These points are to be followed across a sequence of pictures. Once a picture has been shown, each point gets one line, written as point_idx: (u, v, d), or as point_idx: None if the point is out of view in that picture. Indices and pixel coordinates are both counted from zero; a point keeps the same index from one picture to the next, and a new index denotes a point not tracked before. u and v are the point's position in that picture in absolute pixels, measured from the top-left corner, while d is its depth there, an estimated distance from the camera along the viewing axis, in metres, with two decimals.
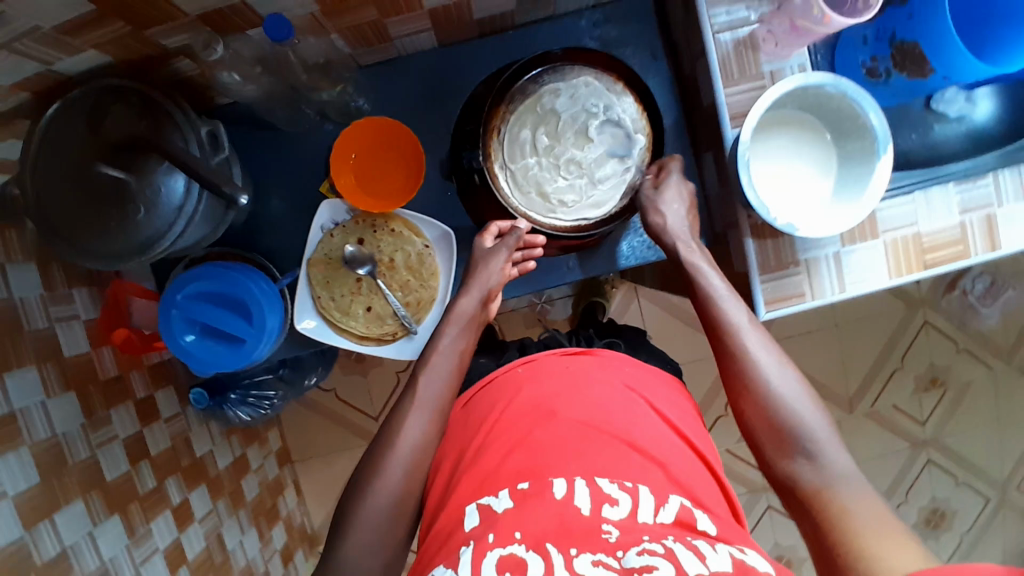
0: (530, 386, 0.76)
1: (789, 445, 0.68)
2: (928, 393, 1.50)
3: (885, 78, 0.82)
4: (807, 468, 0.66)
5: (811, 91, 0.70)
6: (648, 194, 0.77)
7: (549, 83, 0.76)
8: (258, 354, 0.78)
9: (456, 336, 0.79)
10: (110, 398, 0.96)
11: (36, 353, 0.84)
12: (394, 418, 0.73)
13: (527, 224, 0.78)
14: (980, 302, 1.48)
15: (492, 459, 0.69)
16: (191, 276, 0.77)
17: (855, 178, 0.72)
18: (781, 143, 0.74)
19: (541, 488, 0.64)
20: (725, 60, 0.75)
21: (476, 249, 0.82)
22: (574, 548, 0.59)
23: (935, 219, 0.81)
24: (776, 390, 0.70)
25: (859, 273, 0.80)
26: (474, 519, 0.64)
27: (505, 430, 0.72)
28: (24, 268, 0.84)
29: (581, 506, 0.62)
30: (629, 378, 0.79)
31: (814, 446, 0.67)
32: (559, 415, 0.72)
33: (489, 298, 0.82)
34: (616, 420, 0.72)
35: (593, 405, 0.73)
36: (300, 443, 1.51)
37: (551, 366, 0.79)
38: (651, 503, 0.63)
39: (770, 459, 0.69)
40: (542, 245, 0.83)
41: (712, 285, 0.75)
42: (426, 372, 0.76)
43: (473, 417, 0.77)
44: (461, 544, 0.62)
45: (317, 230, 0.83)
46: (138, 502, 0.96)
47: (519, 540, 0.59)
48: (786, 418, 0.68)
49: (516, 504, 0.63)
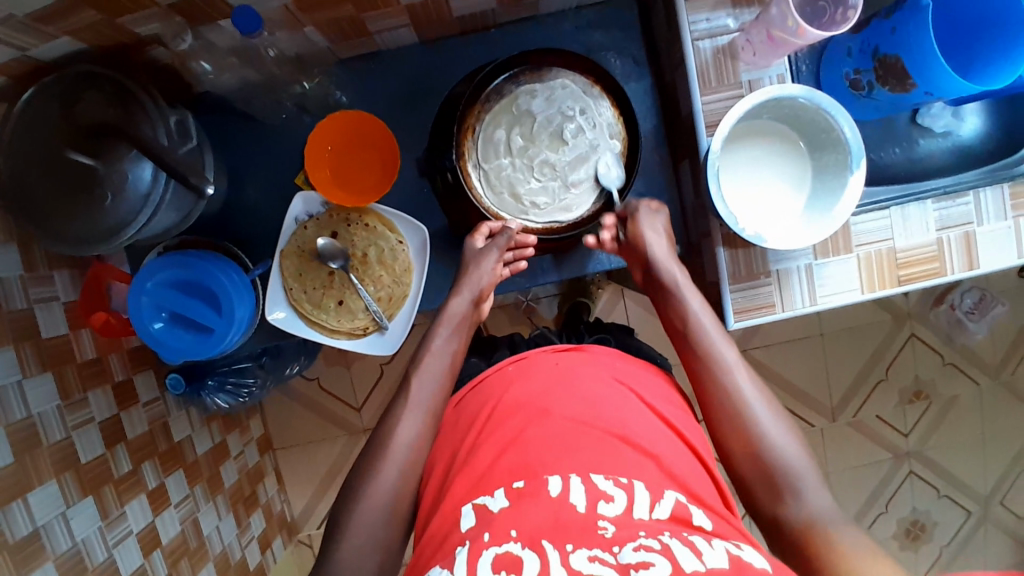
0: (522, 383, 0.77)
1: (777, 485, 0.65)
2: (913, 406, 1.49)
3: (868, 91, 0.81)
4: (793, 508, 0.64)
5: (785, 104, 0.70)
6: (648, 211, 0.79)
7: (526, 84, 0.76)
8: (226, 344, 0.78)
9: (448, 337, 0.79)
10: (86, 381, 0.97)
11: (13, 333, 0.85)
12: (386, 423, 0.74)
13: (518, 226, 0.78)
14: (968, 317, 1.47)
15: (484, 459, 0.69)
16: (161, 263, 0.77)
17: (827, 193, 0.72)
18: (756, 152, 0.74)
19: (537, 486, 0.64)
20: (703, 67, 0.75)
21: (466, 250, 0.80)
22: (569, 544, 0.58)
23: (911, 235, 0.80)
24: (764, 427, 0.68)
25: (832, 285, 0.79)
26: (471, 519, 0.64)
27: (496, 429, 0.72)
28: (4, 250, 0.85)
29: (576, 503, 0.62)
30: (618, 372, 0.79)
31: (803, 486, 0.64)
32: (552, 412, 0.72)
33: (481, 298, 0.81)
34: (606, 415, 0.72)
35: (583, 400, 0.73)
36: (283, 431, 1.52)
37: (541, 364, 0.79)
38: (646, 498, 0.63)
39: (756, 501, 0.67)
40: (533, 245, 0.81)
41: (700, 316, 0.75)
42: (419, 375, 0.76)
43: (464, 416, 0.78)
44: (458, 544, 0.62)
45: (291, 221, 0.83)
46: (112, 484, 0.96)
47: (514, 538, 0.59)
48: (772, 456, 0.66)
49: (512, 503, 0.63)
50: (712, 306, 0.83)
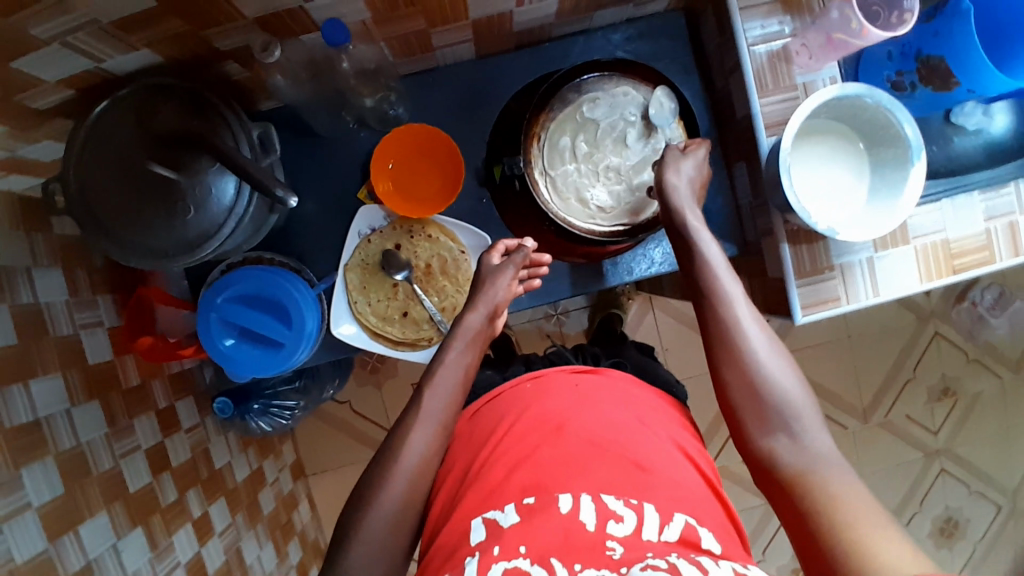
0: (539, 403, 0.73)
1: (771, 419, 0.66)
2: (940, 403, 1.51)
3: (910, 91, 0.83)
4: (787, 446, 0.64)
5: (847, 102, 0.72)
6: (675, 154, 0.76)
7: (589, 92, 0.78)
8: (296, 358, 0.78)
9: (461, 351, 0.78)
10: (131, 408, 0.93)
11: (61, 358, 0.81)
12: (394, 436, 0.71)
13: (534, 242, 0.82)
14: (989, 313, 1.49)
15: (498, 472, 0.66)
16: (230, 279, 0.78)
17: (888, 185, 0.74)
18: (818, 150, 0.76)
19: (547, 502, 0.61)
20: (759, 72, 0.77)
21: (482, 266, 0.82)
22: (578, 563, 0.56)
23: (961, 225, 0.82)
24: (762, 364, 0.68)
25: (892, 278, 0.81)
26: (481, 533, 0.61)
27: (512, 446, 0.69)
28: (50, 272, 0.82)
29: (586, 521, 0.59)
30: (632, 398, 0.76)
31: (796, 421, 0.65)
32: (567, 430, 0.69)
33: (496, 315, 0.81)
34: (621, 439, 0.68)
35: (601, 422, 0.70)
36: (314, 456, 1.50)
37: (559, 384, 0.77)
38: (656, 521, 0.60)
39: (746, 432, 0.67)
40: (548, 263, 0.85)
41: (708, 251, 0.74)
42: (430, 389, 0.74)
43: (474, 432, 0.75)
44: (467, 556, 0.59)
45: (355, 236, 0.84)
46: (159, 514, 0.91)
47: (523, 554, 0.56)
48: (770, 394, 0.66)
49: (523, 519, 0.60)
50: (773, 304, 0.84)
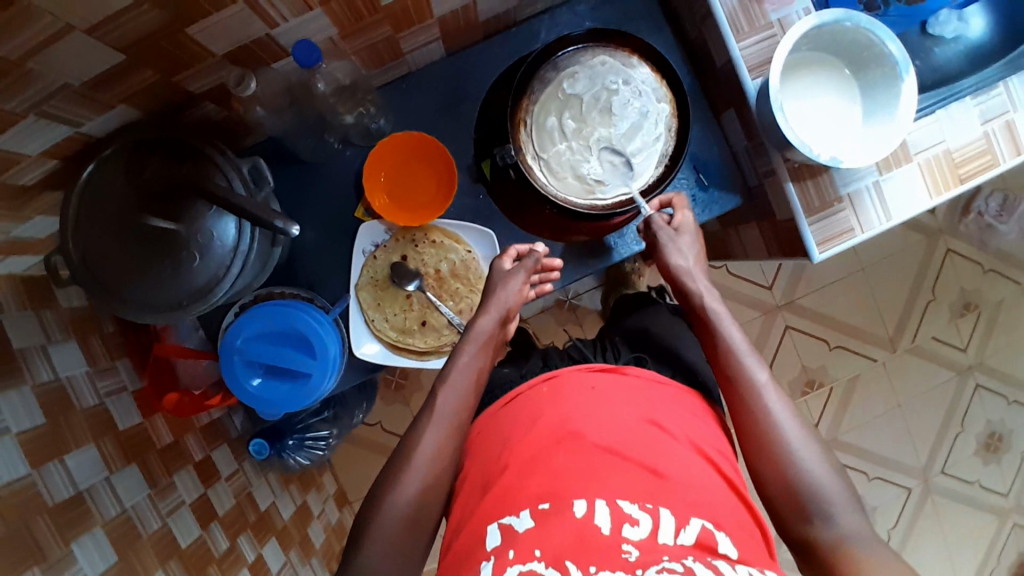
0: (557, 408, 0.68)
1: (803, 507, 0.60)
2: (964, 319, 1.50)
3: (884, 8, 0.82)
4: (823, 530, 0.59)
5: (828, 29, 0.72)
6: (667, 234, 0.76)
7: (566, 68, 0.78)
8: (324, 387, 0.78)
9: (473, 355, 0.75)
10: (169, 464, 0.92)
11: (92, 429, 0.80)
12: (405, 441, 0.69)
13: (544, 245, 0.81)
14: (997, 220, 1.48)
15: (512, 480, 0.63)
16: (246, 319, 0.77)
17: (881, 106, 0.73)
18: (805, 87, 0.76)
19: (561, 508, 0.59)
20: (733, 15, 0.76)
21: (494, 271, 0.81)
22: (593, 565, 0.54)
23: (959, 133, 0.80)
24: (792, 449, 0.63)
25: (899, 199, 0.79)
26: (496, 537, 0.59)
27: (523, 453, 0.65)
28: (66, 346, 0.81)
29: (601, 524, 0.57)
30: (651, 396, 0.70)
31: (832, 509, 0.60)
32: (584, 437, 0.64)
33: (507, 318, 0.79)
34: (639, 443, 0.64)
35: (620, 424, 0.66)
36: (354, 482, 1.50)
37: (575, 386, 0.71)
38: (671, 523, 0.57)
39: (784, 520, 0.62)
40: (558, 269, 0.85)
41: (730, 336, 0.70)
42: (443, 388, 0.72)
43: (490, 437, 0.71)
44: (483, 560, 0.58)
45: (360, 254, 0.84)
46: (216, 564, 0.91)
47: (538, 557, 0.55)
48: (799, 478, 0.61)
49: (537, 524, 0.58)
50: (787, 245, 0.83)
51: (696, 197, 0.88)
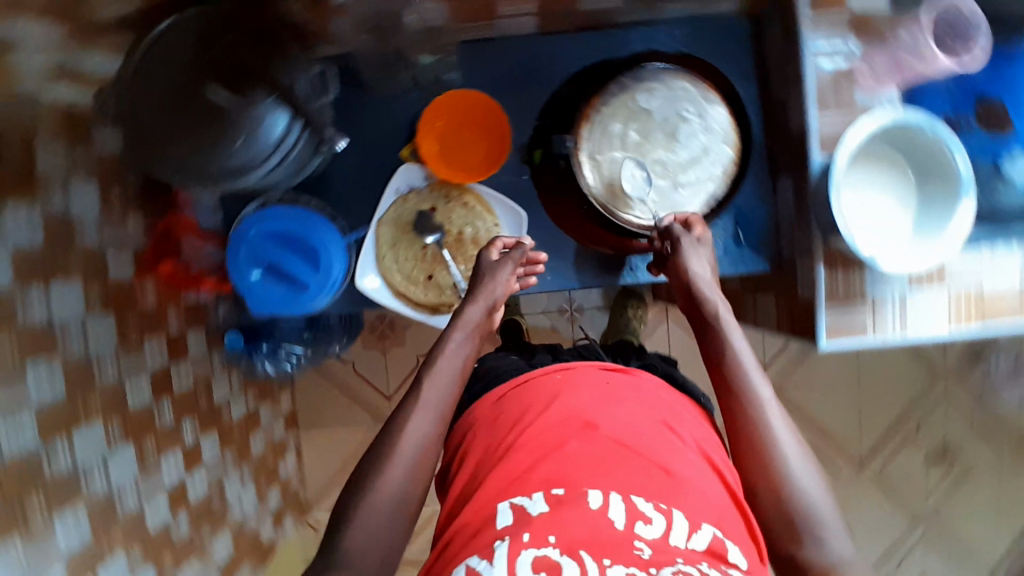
0: (567, 396, 0.69)
1: (795, 528, 0.61)
2: (936, 465, 1.49)
3: (964, 131, 0.81)
4: (814, 552, 0.60)
5: (907, 131, 0.72)
6: (689, 241, 0.75)
7: (646, 82, 0.78)
8: (317, 302, 0.79)
9: (461, 342, 0.75)
10: (144, 329, 0.93)
11: (83, 269, 0.81)
12: (395, 419, 0.68)
13: (532, 240, 0.79)
14: (1001, 383, 1.48)
15: (522, 461, 0.64)
16: (264, 215, 0.78)
17: (933, 219, 0.73)
18: (864, 176, 0.76)
19: (576, 496, 0.59)
20: (819, 86, 0.77)
21: (481, 261, 0.79)
22: (607, 558, 0.54)
23: (998, 276, 0.79)
24: (790, 468, 0.64)
25: (919, 316, 0.79)
26: (508, 517, 0.59)
27: (536, 436, 0.66)
28: (85, 185, 0.82)
29: (615, 519, 0.57)
30: (663, 401, 0.72)
31: (826, 532, 0.61)
32: (598, 427, 0.65)
33: (495, 309, 0.78)
34: (652, 442, 0.65)
35: (631, 422, 0.66)
36: (308, 410, 1.52)
37: (588, 378, 0.72)
38: (685, 527, 0.58)
39: (775, 539, 0.63)
40: (544, 262, 0.82)
41: (738, 350, 0.70)
42: (430, 377, 0.71)
43: (502, 415, 0.71)
44: (494, 540, 0.58)
45: (392, 192, 0.84)
46: (152, 435, 0.93)
47: (553, 544, 0.55)
48: (795, 499, 0.62)
49: (551, 510, 0.58)
50: (798, 324, 0.83)
51: (729, 249, 0.90)
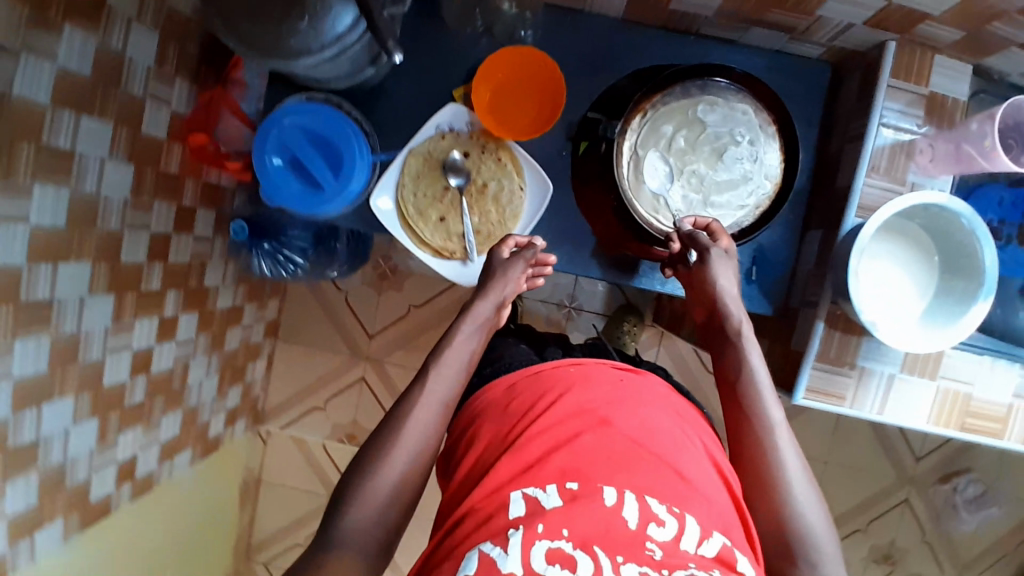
0: (581, 389, 0.69)
1: (791, 551, 0.62)
2: (875, 565, 1.48)
3: (1003, 243, 0.80)
4: None
5: (942, 216, 0.71)
6: (718, 253, 0.73)
7: (711, 95, 0.77)
8: (328, 208, 0.79)
9: (468, 335, 0.75)
10: (158, 191, 0.95)
11: (119, 114, 0.83)
12: (398, 410, 0.68)
13: (543, 241, 0.79)
14: (964, 506, 1.45)
15: (535, 450, 0.63)
16: (305, 108, 0.78)
17: (945, 312, 0.73)
18: (890, 250, 0.75)
19: (591, 491, 0.58)
20: (878, 154, 0.78)
21: (493, 258, 0.80)
22: (619, 555, 0.54)
23: (991, 388, 0.79)
24: (793, 493, 0.64)
25: (901, 404, 0.78)
26: (520, 507, 0.58)
27: (548, 425, 0.65)
28: (146, 34, 0.84)
29: (629, 518, 0.56)
30: (675, 404, 0.72)
31: (820, 559, 0.61)
32: (613, 424, 0.65)
33: (503, 307, 0.79)
34: (666, 443, 0.64)
35: (645, 423, 0.66)
36: (289, 324, 1.52)
37: (601, 373, 0.72)
38: (696, 533, 0.57)
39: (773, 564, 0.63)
40: (552, 262, 0.81)
41: (756, 371, 0.70)
42: (437, 369, 0.71)
43: (516, 401, 0.71)
44: (507, 527, 0.56)
45: (433, 126, 0.83)
46: (135, 294, 0.95)
47: (566, 537, 0.54)
48: (795, 524, 0.62)
49: (565, 505, 0.57)
50: (781, 374, 0.83)
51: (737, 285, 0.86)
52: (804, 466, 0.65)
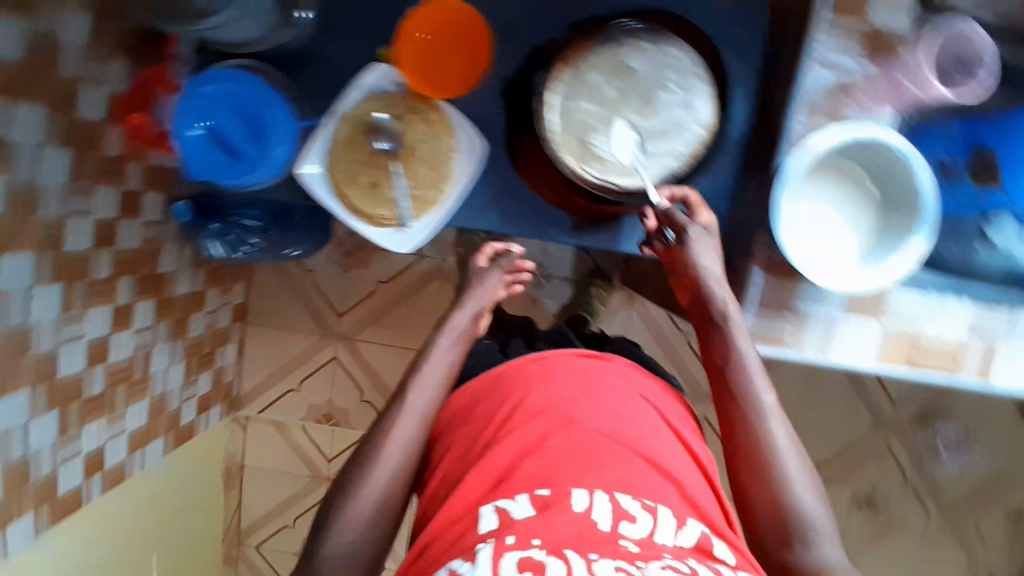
0: (545, 386, 0.73)
1: (790, 535, 0.65)
2: (858, 511, 1.48)
3: (954, 180, 0.77)
4: (804, 557, 0.64)
5: (873, 150, 0.69)
6: (697, 230, 0.75)
7: (640, 41, 0.75)
8: (250, 179, 0.79)
9: (448, 346, 0.82)
10: (100, 176, 0.93)
11: (48, 97, 0.81)
12: (380, 425, 0.74)
13: (520, 248, 0.91)
14: (945, 449, 1.45)
15: (505, 457, 0.66)
16: (222, 75, 0.77)
17: (881, 249, 0.71)
18: (823, 190, 0.74)
19: (561, 495, 0.60)
20: (812, 94, 0.76)
21: (471, 270, 0.91)
22: (594, 552, 0.54)
23: (939, 327, 0.79)
24: (785, 474, 0.66)
25: (847, 344, 0.78)
26: (492, 521, 0.60)
27: (519, 430, 0.68)
28: (70, 14, 0.82)
29: (600, 520, 0.58)
30: (643, 390, 0.76)
31: (818, 537, 0.64)
32: (580, 422, 0.68)
33: (481, 316, 0.87)
34: (634, 434, 0.68)
35: (611, 415, 0.70)
36: (258, 307, 1.51)
37: (564, 366, 0.76)
38: (671, 524, 0.60)
39: (768, 546, 0.66)
40: (529, 268, 0.93)
41: (745, 356, 0.71)
42: (417, 383, 0.77)
43: (485, 407, 0.74)
44: (477, 543, 0.57)
45: (363, 88, 0.80)
46: (85, 282, 0.94)
47: (538, 545, 0.55)
48: (791, 506, 0.65)
49: (538, 513, 0.59)
50: None
51: None
52: (795, 448, 0.68)
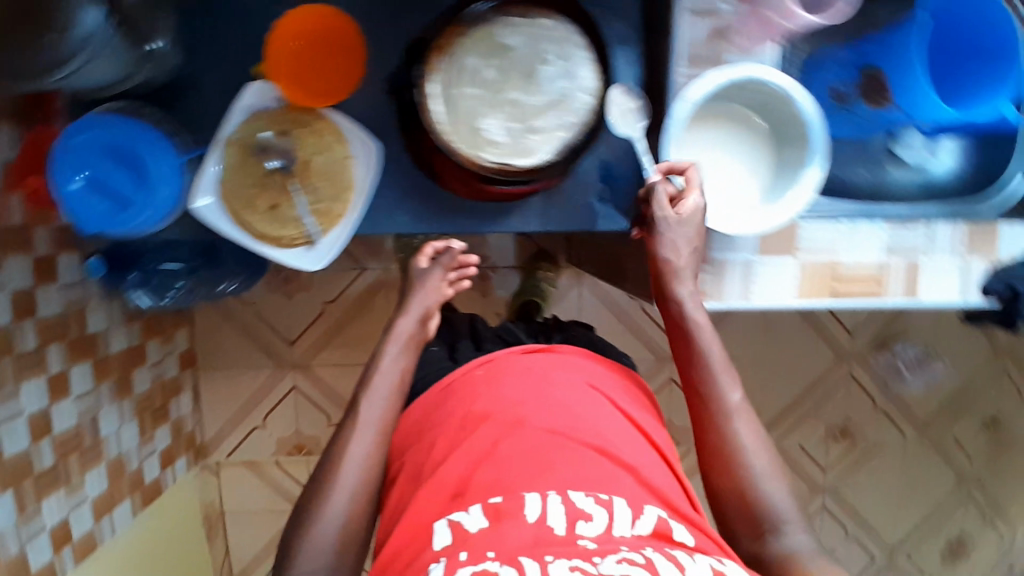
0: (490, 387, 0.72)
1: (757, 524, 0.67)
2: (836, 444, 1.49)
3: (850, 105, 0.83)
4: (773, 544, 0.66)
5: (754, 88, 0.71)
6: (667, 221, 0.72)
7: (511, 17, 0.74)
8: (137, 224, 0.76)
9: (396, 355, 0.78)
10: (5, 246, 0.89)
11: None
12: (337, 442, 0.72)
13: (459, 243, 0.86)
14: (907, 367, 1.49)
15: (456, 467, 0.65)
16: (99, 121, 0.74)
17: (778, 184, 0.74)
18: (714, 134, 0.75)
19: (514, 503, 0.60)
20: (689, 44, 0.76)
21: (411, 271, 0.85)
22: (549, 555, 0.55)
23: (856, 252, 0.80)
24: (751, 464, 0.68)
25: (767, 285, 0.79)
26: (446, 538, 0.60)
27: (471, 440, 0.66)
28: None
29: (555, 525, 0.58)
30: (590, 376, 0.75)
31: (785, 526, 0.66)
32: (528, 422, 0.66)
33: (427, 317, 0.82)
34: (585, 424, 0.67)
35: (561, 407, 0.68)
36: (207, 351, 1.48)
37: (511, 365, 0.74)
38: (627, 515, 0.60)
39: (737, 535, 0.68)
40: (475, 262, 0.87)
41: (710, 351, 0.72)
42: (368, 398, 0.74)
43: (438, 418, 0.73)
44: (431, 562, 0.58)
45: (242, 109, 0.78)
46: (9, 358, 0.90)
47: (492, 558, 0.55)
48: (759, 497, 0.67)
49: (491, 524, 0.59)
50: None
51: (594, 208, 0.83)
52: (761, 444, 0.69)
